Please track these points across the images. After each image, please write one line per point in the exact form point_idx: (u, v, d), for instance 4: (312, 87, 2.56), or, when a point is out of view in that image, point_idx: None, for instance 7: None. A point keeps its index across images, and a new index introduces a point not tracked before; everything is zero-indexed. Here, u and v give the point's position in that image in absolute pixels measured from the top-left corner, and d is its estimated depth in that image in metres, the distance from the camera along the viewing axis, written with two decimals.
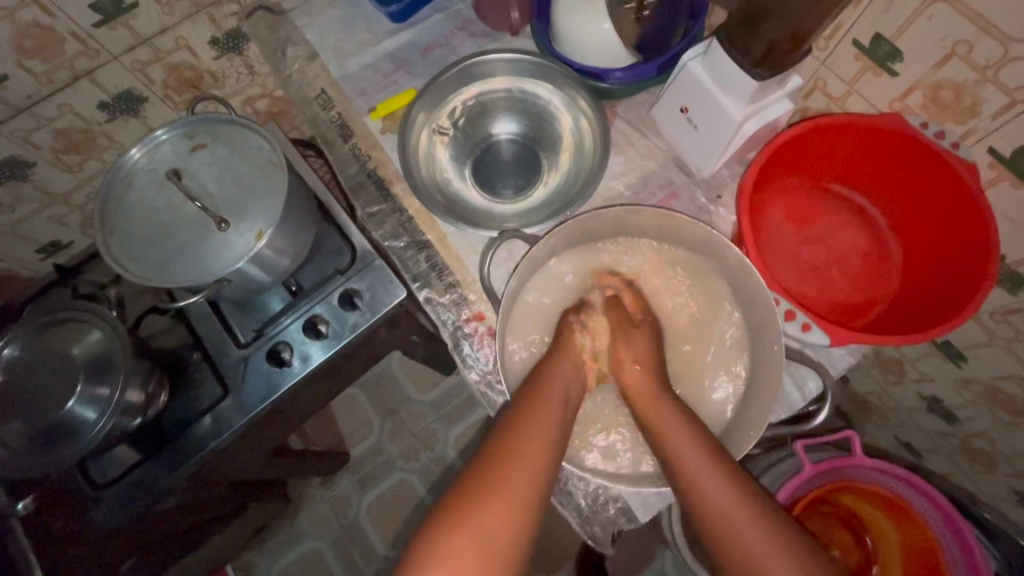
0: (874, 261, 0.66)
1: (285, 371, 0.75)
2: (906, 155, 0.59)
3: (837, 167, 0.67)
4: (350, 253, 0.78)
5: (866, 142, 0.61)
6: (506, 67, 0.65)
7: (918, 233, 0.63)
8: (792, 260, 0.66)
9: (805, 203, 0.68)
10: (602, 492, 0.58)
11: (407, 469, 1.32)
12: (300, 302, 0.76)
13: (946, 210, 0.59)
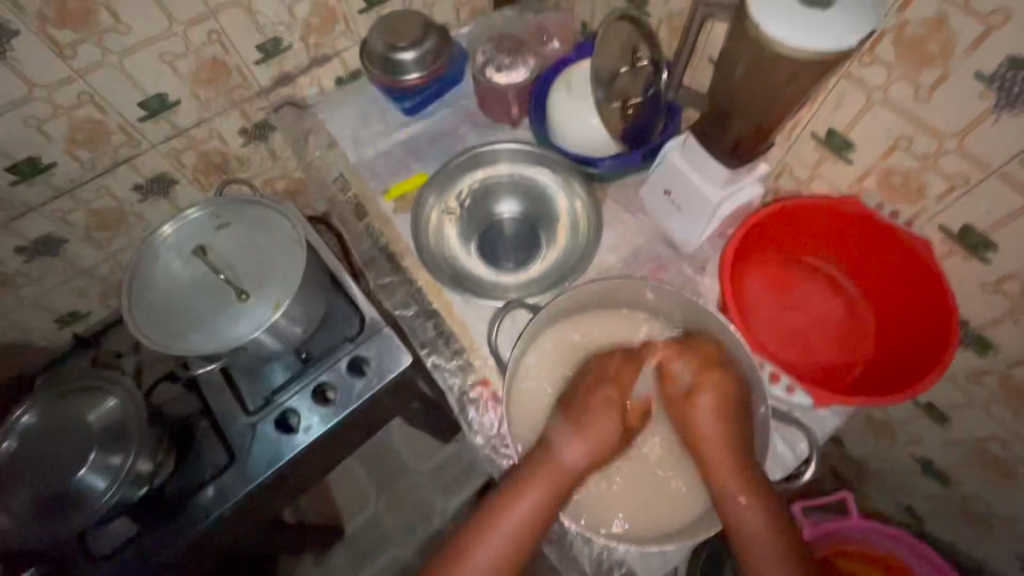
0: (850, 327, 0.71)
1: (292, 439, 0.76)
2: (869, 232, 0.66)
3: (809, 242, 0.73)
4: (359, 321, 0.81)
5: (832, 220, 0.68)
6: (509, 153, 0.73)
7: (887, 301, 0.69)
8: (775, 327, 0.71)
9: (782, 274, 0.74)
10: (606, 557, 0.58)
11: (403, 544, 1.28)
12: (310, 370, 0.79)
13: (908, 280, 0.65)
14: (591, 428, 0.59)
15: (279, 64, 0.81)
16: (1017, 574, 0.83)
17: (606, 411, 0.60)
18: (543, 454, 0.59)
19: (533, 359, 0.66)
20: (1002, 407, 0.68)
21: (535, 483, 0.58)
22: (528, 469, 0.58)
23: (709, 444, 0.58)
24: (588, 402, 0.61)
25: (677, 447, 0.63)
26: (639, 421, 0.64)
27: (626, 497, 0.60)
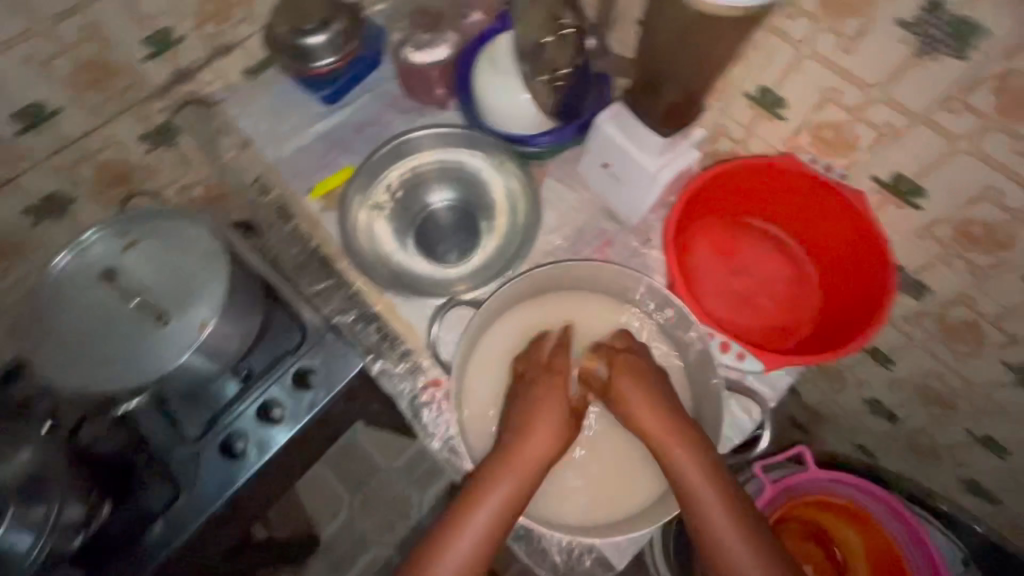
0: (796, 287, 0.72)
1: (242, 462, 0.72)
2: (807, 190, 0.66)
3: (753, 205, 0.73)
4: (301, 330, 0.76)
5: (773, 180, 0.67)
6: (432, 139, 0.69)
7: (830, 257, 0.69)
8: (725, 292, 0.71)
9: (729, 238, 0.74)
10: (575, 544, 0.58)
11: (382, 544, 1.27)
12: (253, 388, 0.74)
13: (846, 235, 0.66)
14: (533, 440, 0.56)
15: (172, 58, 0.73)
16: (960, 496, 0.89)
17: (550, 412, 0.57)
18: (495, 473, 0.54)
19: (478, 354, 0.63)
20: (940, 347, 0.70)
21: (487, 504, 0.53)
22: (477, 491, 0.54)
23: (659, 434, 0.56)
24: (536, 403, 0.58)
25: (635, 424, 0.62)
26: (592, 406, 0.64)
27: (585, 483, 0.60)
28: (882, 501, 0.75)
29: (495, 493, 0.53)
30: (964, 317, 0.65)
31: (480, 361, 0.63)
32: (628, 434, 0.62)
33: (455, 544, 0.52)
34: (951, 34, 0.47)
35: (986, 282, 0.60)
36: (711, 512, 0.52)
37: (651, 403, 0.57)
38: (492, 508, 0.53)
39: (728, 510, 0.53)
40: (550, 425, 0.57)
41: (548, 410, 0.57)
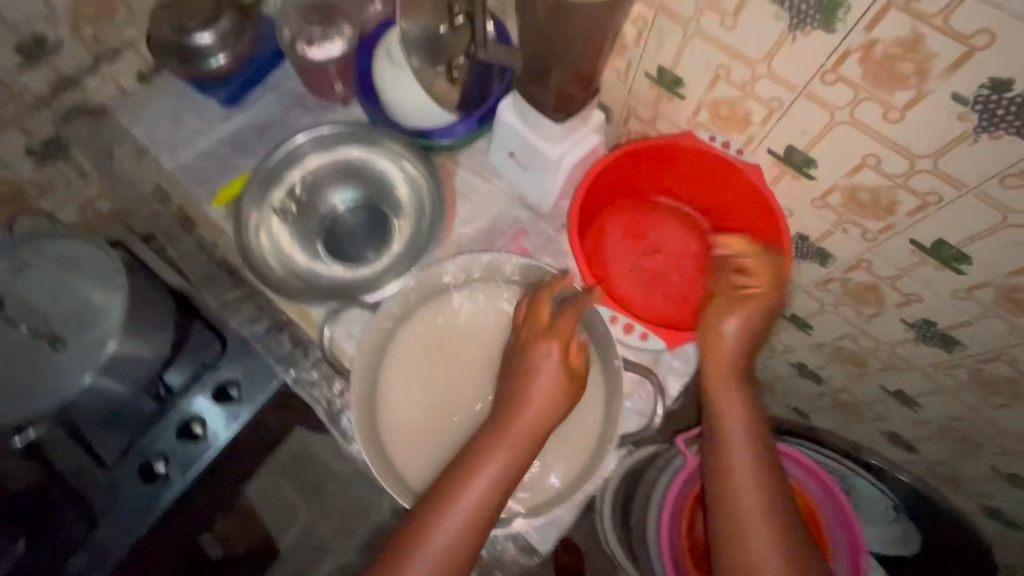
0: (706, 262, 0.73)
1: (163, 485, 0.69)
2: (705, 165, 0.67)
3: (660, 183, 0.74)
4: (222, 344, 0.75)
5: (673, 158, 0.69)
6: (316, 143, 0.66)
7: (734, 230, 0.71)
8: (638, 274, 0.72)
9: (640, 218, 0.75)
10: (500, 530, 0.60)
11: (345, 548, 1.26)
12: (170, 408, 0.71)
13: (746, 207, 0.67)
14: (542, 396, 0.55)
15: (53, 67, 0.69)
16: (885, 447, 0.94)
17: (546, 368, 0.56)
18: (499, 438, 0.53)
19: (390, 364, 0.62)
20: (848, 309, 0.73)
21: (490, 468, 0.52)
22: (482, 452, 0.53)
23: (719, 382, 0.60)
24: (535, 359, 0.56)
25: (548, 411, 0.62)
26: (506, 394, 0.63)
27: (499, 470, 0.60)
28: (799, 463, 0.73)
29: (498, 456, 0.53)
30: (864, 280, 0.68)
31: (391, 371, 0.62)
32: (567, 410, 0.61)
33: (454, 507, 0.51)
34: (817, 9, 0.48)
35: (877, 246, 0.62)
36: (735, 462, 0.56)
37: (733, 349, 0.61)
38: (493, 475, 0.52)
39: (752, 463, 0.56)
40: (547, 382, 0.55)
41: (549, 373, 0.55)
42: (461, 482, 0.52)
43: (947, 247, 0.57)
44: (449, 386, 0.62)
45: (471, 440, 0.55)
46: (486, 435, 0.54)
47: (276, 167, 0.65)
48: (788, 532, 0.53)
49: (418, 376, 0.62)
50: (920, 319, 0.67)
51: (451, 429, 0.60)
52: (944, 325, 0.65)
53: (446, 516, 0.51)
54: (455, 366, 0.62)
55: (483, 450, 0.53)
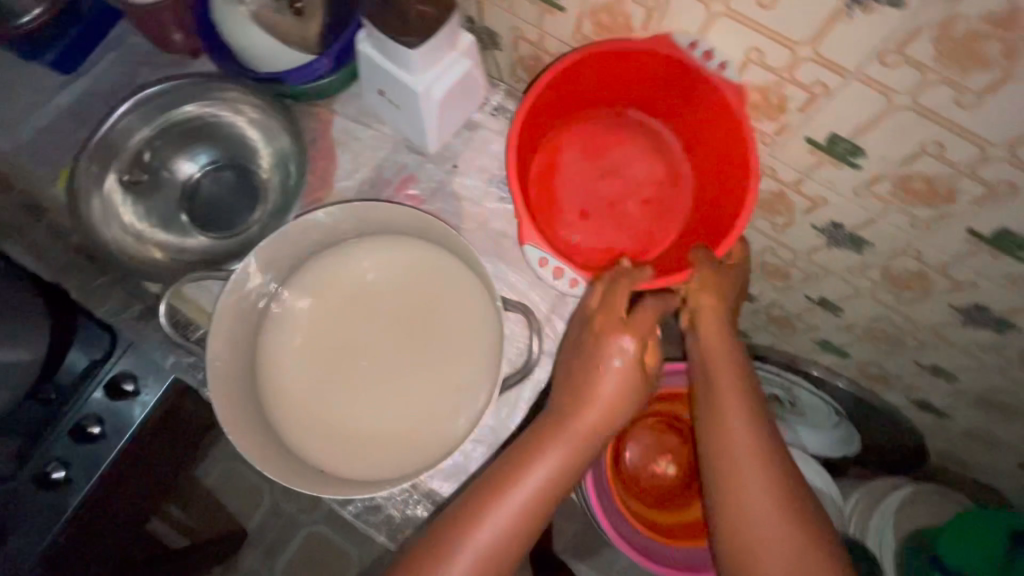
0: (666, 189, 0.72)
1: (66, 491, 0.65)
2: (670, 81, 0.62)
3: (626, 96, 0.69)
4: (110, 336, 0.68)
5: (636, 72, 0.63)
6: (143, 108, 0.58)
7: (698, 155, 0.68)
8: (589, 197, 0.72)
9: (602, 135, 0.73)
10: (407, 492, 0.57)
11: (313, 521, 1.27)
12: (63, 411, 0.66)
13: (711, 131, 0.63)
14: (608, 396, 0.51)
15: None
16: (820, 355, 0.95)
17: (619, 369, 0.51)
18: (544, 443, 0.50)
19: (275, 345, 0.55)
20: (763, 221, 0.71)
21: (538, 476, 0.49)
22: (523, 458, 0.50)
23: (713, 345, 0.55)
24: (599, 357, 0.52)
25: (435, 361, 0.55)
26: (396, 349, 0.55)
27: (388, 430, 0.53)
28: None
29: (545, 462, 0.50)
30: (773, 188, 0.65)
31: (275, 350, 0.55)
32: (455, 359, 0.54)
33: (490, 517, 0.48)
34: None
35: (778, 151, 0.59)
36: (732, 426, 0.51)
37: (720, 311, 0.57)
38: (540, 483, 0.49)
39: (752, 427, 0.51)
40: (617, 383, 0.51)
41: (618, 377, 0.51)
42: (495, 493, 0.49)
43: (841, 141, 0.53)
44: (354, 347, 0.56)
45: (513, 447, 0.52)
46: (526, 443, 0.51)
47: (99, 146, 0.56)
48: (793, 486, 0.48)
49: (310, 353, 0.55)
50: (829, 223, 0.64)
51: (360, 397, 0.55)
52: (850, 226, 0.63)
53: (482, 530, 0.48)
54: (353, 337, 0.56)
55: (520, 458, 0.50)
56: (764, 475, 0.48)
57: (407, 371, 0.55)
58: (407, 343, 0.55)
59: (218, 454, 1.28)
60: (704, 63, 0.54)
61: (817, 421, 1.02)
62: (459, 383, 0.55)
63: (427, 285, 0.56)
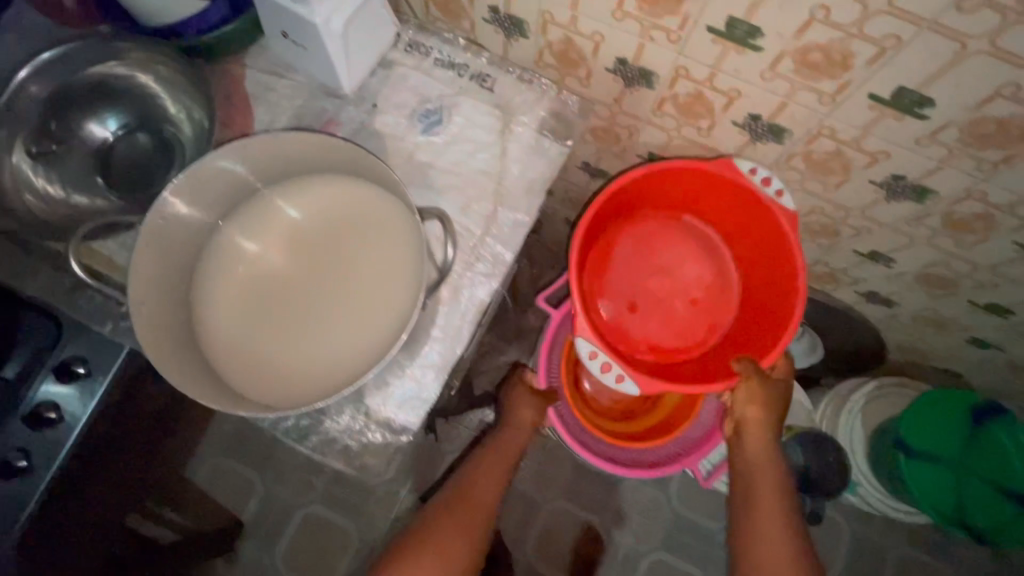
0: (717, 291, 0.87)
1: (29, 478, 0.64)
2: (736, 193, 0.74)
3: (680, 204, 0.84)
4: (55, 325, 0.67)
5: (694, 186, 0.77)
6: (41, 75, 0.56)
7: (749, 267, 0.83)
8: (637, 288, 0.87)
9: (659, 236, 0.87)
10: (357, 419, 0.58)
11: (309, 503, 1.27)
12: (18, 401, 0.65)
13: (767, 245, 0.77)
14: (524, 417, 0.85)
15: None
16: None
17: (527, 403, 0.86)
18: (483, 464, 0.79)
19: (212, 289, 0.55)
20: (688, 128, 0.73)
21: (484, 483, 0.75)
22: (475, 476, 0.76)
23: (760, 451, 0.74)
24: (516, 401, 0.87)
25: (370, 283, 0.55)
26: (331, 281, 0.55)
27: (329, 355, 0.53)
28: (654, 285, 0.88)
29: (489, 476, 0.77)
30: (690, 90, 0.66)
31: (210, 293, 0.55)
32: (389, 276, 0.54)
33: (451, 516, 0.70)
34: None
35: (685, 45, 0.59)
36: (769, 536, 0.67)
37: (768, 415, 0.75)
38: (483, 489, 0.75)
39: (780, 522, 0.67)
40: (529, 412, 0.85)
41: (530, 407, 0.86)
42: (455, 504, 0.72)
43: (739, 24, 0.54)
44: (302, 296, 0.55)
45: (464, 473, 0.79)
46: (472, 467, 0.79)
47: (0, 115, 0.55)
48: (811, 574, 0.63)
49: (247, 296, 0.55)
50: (747, 116, 0.65)
51: (305, 338, 0.54)
52: (766, 116, 0.64)
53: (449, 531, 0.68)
54: (291, 277, 0.56)
55: (474, 479, 0.76)
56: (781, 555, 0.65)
57: (344, 302, 0.54)
58: (343, 277, 0.55)
59: (202, 450, 1.28)
60: (764, 188, 0.70)
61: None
62: (392, 301, 0.54)
63: (354, 216, 0.56)
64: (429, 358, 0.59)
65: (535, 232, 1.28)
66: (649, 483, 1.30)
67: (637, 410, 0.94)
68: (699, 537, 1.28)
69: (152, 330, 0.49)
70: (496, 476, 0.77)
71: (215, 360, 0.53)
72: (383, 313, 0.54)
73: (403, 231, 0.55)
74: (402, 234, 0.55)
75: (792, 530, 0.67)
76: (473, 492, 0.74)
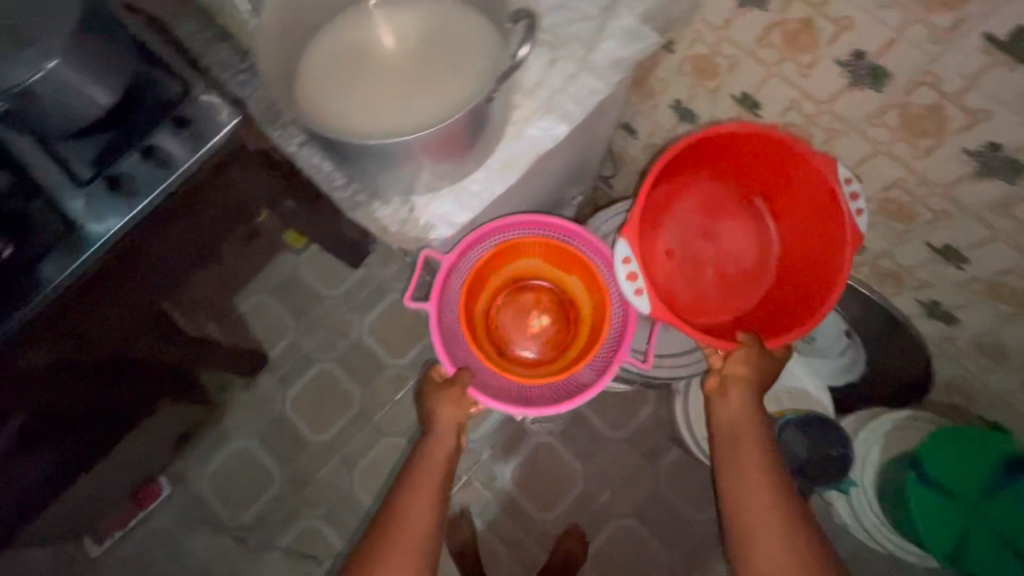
0: (749, 279, 0.89)
1: (126, 197, 0.75)
2: (819, 193, 0.77)
3: (763, 189, 0.86)
4: (180, 84, 0.77)
5: (787, 172, 0.79)
6: None
7: (791, 271, 0.85)
8: (681, 241, 0.90)
9: (725, 205, 0.89)
10: (406, 211, 0.65)
11: (327, 360, 1.37)
12: (138, 136, 0.76)
13: (819, 253, 0.80)
14: (446, 421, 0.84)
15: None
16: None
17: (449, 411, 0.84)
18: (416, 470, 0.81)
19: (327, 34, 0.62)
20: (788, 64, 0.72)
21: (423, 490, 0.78)
22: (414, 484, 0.79)
23: (743, 417, 0.74)
24: (438, 407, 0.84)
25: (449, 78, 0.59)
26: (417, 68, 0.60)
27: (392, 120, 0.58)
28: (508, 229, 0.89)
29: (427, 481, 0.79)
30: (801, 15, 0.66)
31: (313, 47, 0.61)
32: (466, 76, 0.59)
33: (401, 522, 0.75)
34: None
35: None
36: (757, 504, 0.67)
37: (755, 383, 0.75)
38: (423, 496, 0.78)
39: (768, 490, 0.68)
40: (449, 415, 0.84)
41: (448, 419, 0.84)
42: (403, 510, 0.76)
43: None
44: (389, 73, 0.60)
45: (403, 478, 0.81)
46: (412, 471, 0.81)
47: None
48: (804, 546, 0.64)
49: (346, 58, 0.61)
50: (852, 54, 0.65)
51: (380, 105, 0.59)
52: (874, 53, 0.63)
53: (407, 538, 0.74)
54: (390, 60, 0.61)
55: (415, 486, 0.79)
56: (773, 521, 0.66)
57: (422, 87, 0.59)
58: (428, 68, 0.60)
59: (254, 285, 1.40)
60: (849, 200, 0.73)
61: (821, 348, 1.07)
62: (462, 95, 0.58)
63: (455, 28, 0.61)
64: (473, 185, 0.66)
65: (603, 178, 1.30)
66: (643, 453, 1.30)
67: (564, 338, 1.00)
68: (674, 518, 1.27)
69: (260, 42, 0.55)
70: (430, 493, 0.78)
71: (299, 95, 0.59)
72: (451, 101, 0.58)
73: (494, 47, 0.60)
74: (492, 49, 0.60)
75: (781, 497, 0.67)
76: (418, 497, 0.78)
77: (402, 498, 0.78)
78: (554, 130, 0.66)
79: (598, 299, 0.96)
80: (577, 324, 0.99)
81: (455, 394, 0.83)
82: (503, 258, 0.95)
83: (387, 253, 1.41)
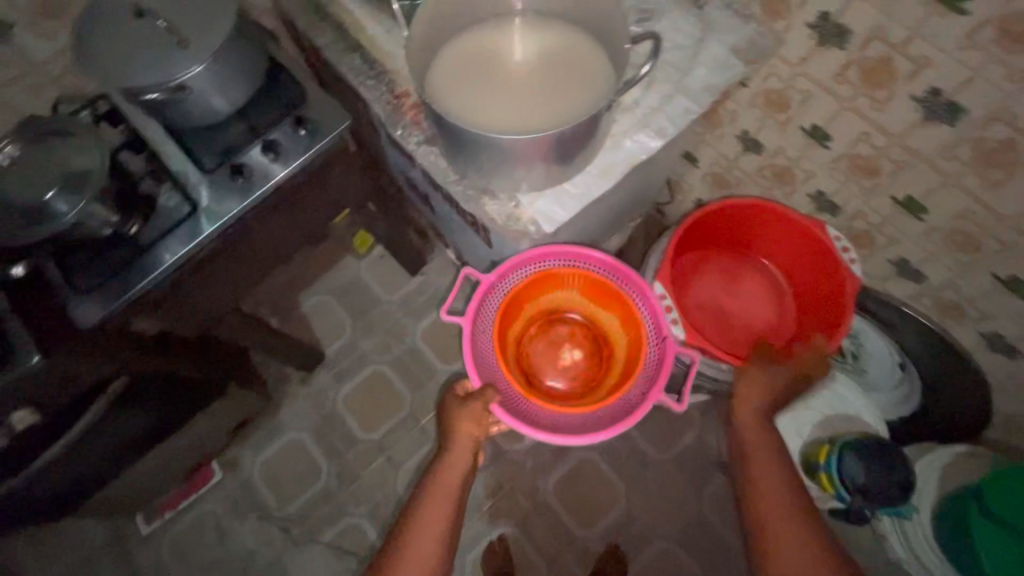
0: (773, 329, 1.06)
1: (248, 184, 0.83)
2: (814, 251, 0.97)
3: (769, 252, 1.06)
4: (300, 89, 0.87)
5: (788, 236, 0.99)
6: None
7: (806, 320, 1.03)
8: (711, 296, 1.08)
9: (740, 266, 1.09)
10: (512, 209, 0.73)
11: (381, 361, 1.42)
12: (262, 132, 0.85)
13: (827, 300, 0.97)
14: (463, 440, 0.83)
15: None
16: (894, 286, 0.98)
17: (467, 430, 0.83)
18: (433, 484, 0.81)
19: (459, 42, 0.70)
20: (863, 99, 0.78)
21: (439, 505, 0.80)
22: (430, 498, 0.80)
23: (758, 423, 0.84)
24: (458, 424, 0.84)
25: (562, 86, 0.67)
26: (533, 76, 0.68)
27: (513, 118, 0.66)
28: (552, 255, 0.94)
29: (444, 496, 0.81)
30: (880, 54, 0.72)
31: (441, 56, 0.70)
32: (577, 86, 0.67)
33: (418, 534, 0.77)
34: None
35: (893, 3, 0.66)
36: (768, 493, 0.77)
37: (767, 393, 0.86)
38: (440, 510, 0.79)
39: (779, 483, 0.77)
40: (467, 433, 0.84)
41: (464, 441, 0.83)
42: (420, 522, 0.78)
43: None
44: (509, 79, 0.68)
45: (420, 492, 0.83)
46: (431, 486, 0.82)
47: None
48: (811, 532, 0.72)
49: (470, 65, 0.69)
50: (928, 91, 0.71)
51: (503, 105, 0.66)
52: (949, 90, 0.69)
53: (424, 545, 0.76)
54: (509, 69, 0.69)
55: (432, 499, 0.80)
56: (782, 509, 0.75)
57: (539, 91, 0.67)
58: (544, 76, 0.68)
59: (317, 285, 1.47)
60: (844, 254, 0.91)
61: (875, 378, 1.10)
62: (575, 100, 0.66)
63: (564, 45, 0.70)
64: (573, 187, 0.73)
65: (658, 208, 1.34)
66: (687, 476, 1.30)
67: (592, 374, 1.03)
68: (716, 545, 1.26)
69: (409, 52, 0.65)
70: (441, 515, 0.79)
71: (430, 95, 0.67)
72: (566, 105, 0.66)
73: (601, 62, 0.68)
74: (599, 64, 0.68)
75: (791, 489, 0.76)
76: (436, 511, 0.79)
77: (421, 509, 0.79)
78: (647, 142, 0.74)
79: (634, 336, 0.98)
80: (608, 361, 1.03)
81: (478, 410, 0.83)
82: (542, 288, 1.00)
83: (445, 264, 1.48)
